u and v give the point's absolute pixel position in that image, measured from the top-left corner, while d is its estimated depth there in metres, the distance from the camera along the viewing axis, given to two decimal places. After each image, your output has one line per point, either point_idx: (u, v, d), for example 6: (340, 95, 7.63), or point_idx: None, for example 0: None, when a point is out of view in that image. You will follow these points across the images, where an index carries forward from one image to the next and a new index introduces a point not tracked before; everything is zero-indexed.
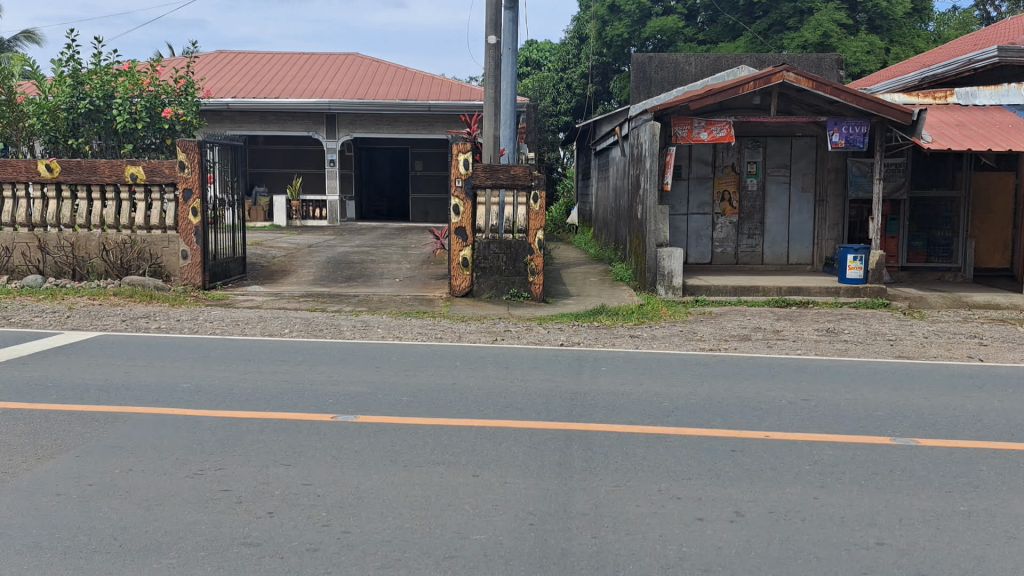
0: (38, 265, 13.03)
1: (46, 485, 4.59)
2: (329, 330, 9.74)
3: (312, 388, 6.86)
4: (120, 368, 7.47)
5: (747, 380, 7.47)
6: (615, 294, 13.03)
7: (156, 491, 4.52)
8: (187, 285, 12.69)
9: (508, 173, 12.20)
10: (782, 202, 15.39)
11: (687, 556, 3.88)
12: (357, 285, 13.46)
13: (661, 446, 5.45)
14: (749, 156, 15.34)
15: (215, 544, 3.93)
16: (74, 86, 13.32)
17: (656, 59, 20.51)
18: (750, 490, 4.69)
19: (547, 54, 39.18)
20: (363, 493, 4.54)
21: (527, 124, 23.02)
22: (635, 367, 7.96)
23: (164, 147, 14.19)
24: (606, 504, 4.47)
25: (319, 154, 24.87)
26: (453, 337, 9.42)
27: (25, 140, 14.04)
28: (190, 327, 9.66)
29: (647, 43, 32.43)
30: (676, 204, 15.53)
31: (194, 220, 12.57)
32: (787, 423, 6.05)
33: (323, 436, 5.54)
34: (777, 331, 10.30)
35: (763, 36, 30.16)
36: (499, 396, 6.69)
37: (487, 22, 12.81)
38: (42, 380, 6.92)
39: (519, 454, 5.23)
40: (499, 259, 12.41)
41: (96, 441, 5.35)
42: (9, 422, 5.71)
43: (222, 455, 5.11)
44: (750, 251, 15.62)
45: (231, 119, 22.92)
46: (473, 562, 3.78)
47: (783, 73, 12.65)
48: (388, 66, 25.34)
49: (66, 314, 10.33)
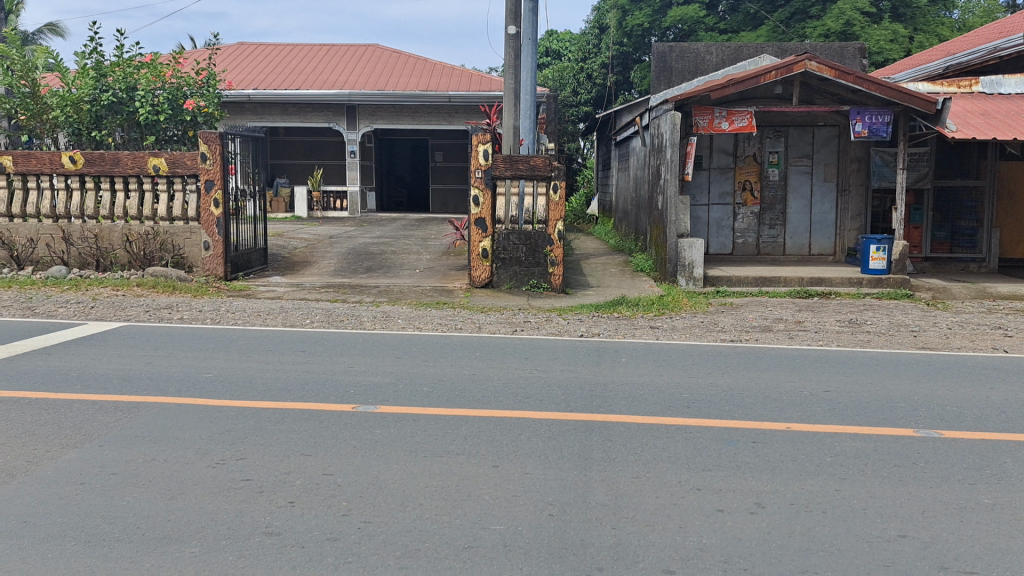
0: (63, 256, 13.13)
1: (68, 474, 4.64)
2: (349, 321, 9.78)
3: (333, 378, 6.90)
4: (143, 359, 7.53)
5: (768, 371, 7.44)
6: (635, 285, 13.00)
7: (177, 481, 4.55)
8: (209, 276, 12.78)
9: (528, 163, 12.15)
10: (804, 192, 15.29)
11: (707, 547, 3.87)
12: (377, 276, 13.50)
13: (682, 437, 5.43)
14: (770, 146, 15.23)
15: (236, 533, 3.95)
16: (97, 79, 13.50)
17: (677, 49, 20.41)
18: (771, 482, 4.67)
19: (567, 43, 39.11)
20: (384, 483, 4.56)
21: (547, 115, 22.99)
22: (655, 357, 7.95)
23: (185, 139, 14.18)
24: (625, 495, 4.46)
25: (339, 144, 24.90)
26: (473, 328, 9.43)
27: (49, 133, 14.04)
28: (213, 318, 9.73)
29: (668, 32, 32.16)
30: (697, 194, 15.46)
31: (216, 211, 12.67)
32: (808, 415, 6.02)
33: (344, 426, 5.57)
34: (799, 322, 10.24)
35: (785, 25, 29.99)
36: (518, 387, 6.69)
37: (506, 12, 12.87)
38: (67, 371, 6.99)
39: (538, 445, 5.23)
40: (518, 250, 12.39)
41: (119, 431, 5.40)
42: (34, 412, 5.77)
43: (243, 445, 5.15)
44: (771, 242, 15.53)
45: (253, 111, 23.06)
46: (492, 553, 3.79)
47: (805, 62, 12.54)
48: (408, 57, 25.37)
49: (90, 304, 10.41)
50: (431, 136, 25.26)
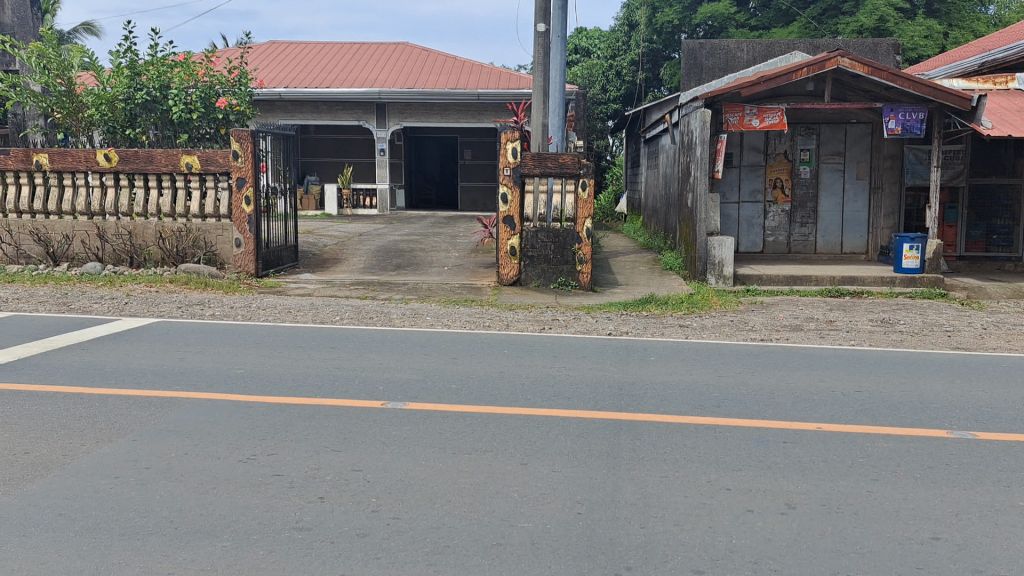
0: (97, 253, 13.32)
1: (103, 468, 4.70)
2: (378, 318, 9.83)
3: (362, 374, 6.94)
4: (176, 354, 7.61)
5: (799, 370, 7.38)
6: (664, 283, 12.94)
7: (210, 475, 4.60)
8: (241, 272, 12.89)
9: (557, 161, 12.16)
10: (836, 189, 15.15)
11: (737, 548, 3.85)
12: (406, 273, 13.55)
13: (712, 437, 5.41)
14: (802, 143, 15.10)
15: (267, 527, 3.99)
16: (132, 77, 13.62)
17: (707, 46, 20.27)
18: (802, 482, 4.64)
19: (596, 41, 39.02)
20: (412, 480, 4.58)
21: (576, 112, 22.94)
22: (684, 356, 7.92)
23: (217, 137, 14.37)
24: (655, 494, 4.44)
25: (369, 142, 25.03)
26: (501, 325, 9.44)
27: (85, 131, 14.24)
28: (244, 315, 9.81)
29: (698, 29, 32.19)
30: (727, 191, 15.36)
31: (247, 209, 12.78)
32: (839, 415, 5.96)
33: (375, 422, 5.60)
34: (830, 321, 10.14)
35: (817, 21, 29.72)
36: (547, 385, 6.69)
37: (536, 9, 12.78)
38: (101, 366, 7.09)
39: (567, 443, 5.22)
40: (547, 248, 12.39)
41: (154, 425, 5.47)
42: (70, 406, 5.86)
43: (274, 441, 5.19)
44: (802, 240, 15.41)
45: (284, 109, 23.22)
46: (521, 551, 3.79)
47: (837, 59, 12.39)
48: (438, 55, 25.41)
49: (124, 300, 10.54)
50: (460, 134, 25.29)
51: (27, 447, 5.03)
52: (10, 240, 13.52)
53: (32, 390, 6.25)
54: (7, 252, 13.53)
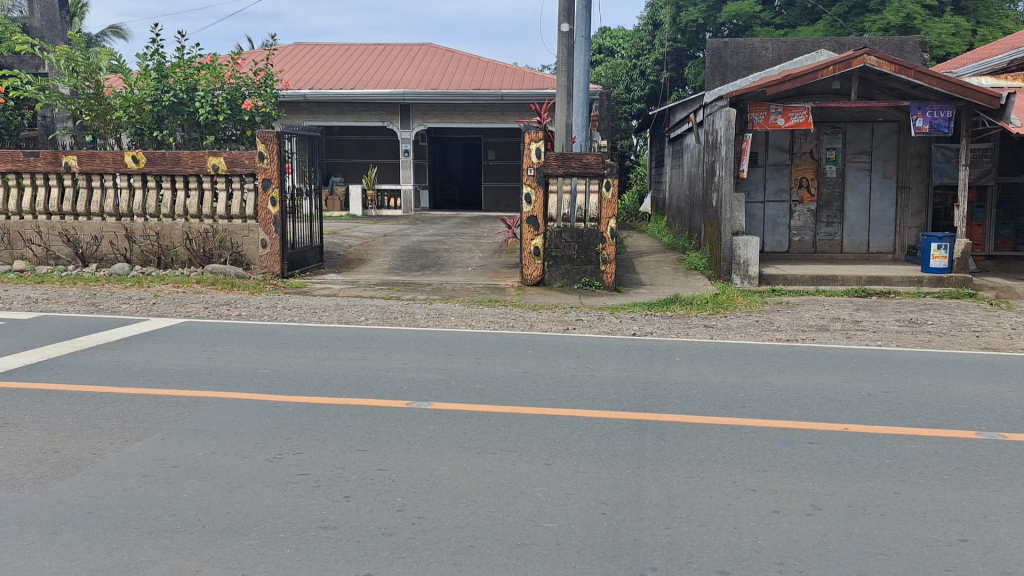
0: (126, 253, 13.45)
1: (132, 467, 4.76)
2: (403, 318, 9.87)
3: (386, 374, 6.98)
4: (202, 354, 7.68)
5: (824, 371, 7.34)
6: (688, 284, 12.89)
7: (237, 474, 4.64)
8: (266, 273, 12.99)
9: (581, 161, 12.15)
10: (862, 189, 15.03)
11: (762, 549, 3.83)
12: (430, 274, 13.58)
13: (736, 437, 5.39)
14: (828, 142, 15.00)
15: (293, 526, 4.01)
16: (159, 80, 13.80)
17: (731, 44, 20.15)
18: (828, 483, 4.61)
19: (620, 41, 38.96)
20: (437, 479, 4.60)
21: (600, 112, 22.91)
22: (709, 356, 7.88)
23: (244, 138, 14.44)
24: (679, 494, 4.44)
25: (393, 143, 25.11)
26: (525, 326, 9.44)
27: (113, 133, 14.41)
28: (270, 315, 9.88)
29: (723, 27, 31.99)
30: (753, 191, 15.28)
31: (273, 210, 12.88)
32: (865, 415, 5.92)
33: (401, 421, 5.64)
34: (857, 322, 10.06)
35: (843, 19, 29.46)
36: (571, 385, 6.68)
37: (560, 9, 12.73)
38: (130, 365, 7.17)
39: (591, 444, 5.22)
40: (570, 248, 12.38)
41: (181, 425, 5.52)
42: (98, 405, 5.92)
43: (300, 439, 5.24)
44: (828, 240, 15.29)
45: (308, 111, 23.34)
46: (545, 550, 3.80)
47: (864, 57, 12.27)
48: (462, 56, 25.43)
49: (152, 301, 10.64)
50: (484, 134, 25.33)
51: (57, 445, 5.09)
52: (39, 241, 13.66)
53: (62, 390, 6.32)
54: (37, 253, 13.67)
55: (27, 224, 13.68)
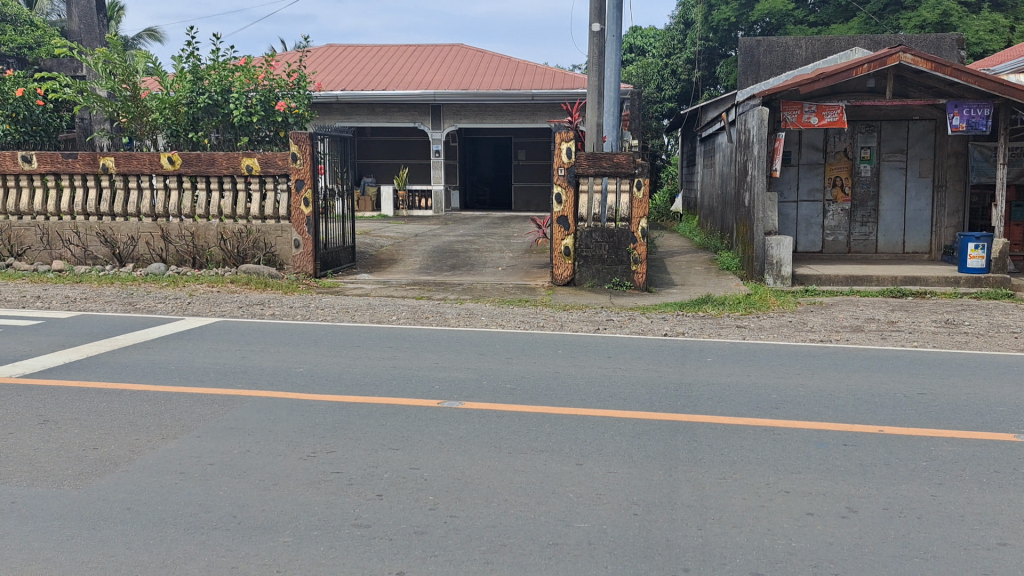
0: (161, 254, 13.61)
1: (169, 464, 4.82)
2: (434, 317, 9.91)
3: (418, 373, 7.02)
4: (237, 353, 7.75)
5: (858, 372, 7.28)
6: (720, 284, 12.83)
7: (271, 472, 4.69)
8: (299, 273, 13.10)
9: (612, 160, 12.12)
10: (897, 188, 14.85)
11: (798, 551, 3.80)
12: (462, 274, 13.61)
13: (770, 438, 5.36)
14: (862, 141, 14.85)
15: (327, 524, 4.04)
16: (194, 82, 13.89)
17: (764, 43, 20.07)
18: (863, 486, 4.56)
19: (651, 40, 38.86)
20: (468, 478, 4.62)
21: (631, 111, 22.84)
22: (741, 357, 7.83)
23: (277, 139, 14.58)
24: (712, 495, 4.42)
25: (424, 143, 25.20)
26: (555, 326, 9.44)
27: (148, 134, 14.60)
28: (303, 314, 9.96)
29: (755, 26, 31.97)
30: (786, 190, 15.17)
31: (306, 211, 12.99)
32: (901, 417, 5.86)
33: (432, 420, 5.67)
34: (892, 322, 9.96)
35: (878, 16, 29.14)
36: (603, 386, 6.66)
37: (590, 9, 12.68)
38: (166, 364, 7.25)
39: (623, 444, 5.21)
40: (601, 248, 12.36)
41: (216, 423, 5.58)
42: (135, 403, 6.01)
43: (333, 438, 5.27)
44: (863, 240, 15.15)
45: (340, 111, 23.49)
46: (577, 550, 3.80)
47: (899, 55, 12.13)
48: (493, 57, 25.46)
49: (187, 300, 10.75)
50: (514, 134, 25.34)
51: (96, 442, 5.17)
52: (77, 241, 13.87)
53: (101, 388, 6.42)
54: (75, 253, 13.88)
55: (65, 224, 13.89)
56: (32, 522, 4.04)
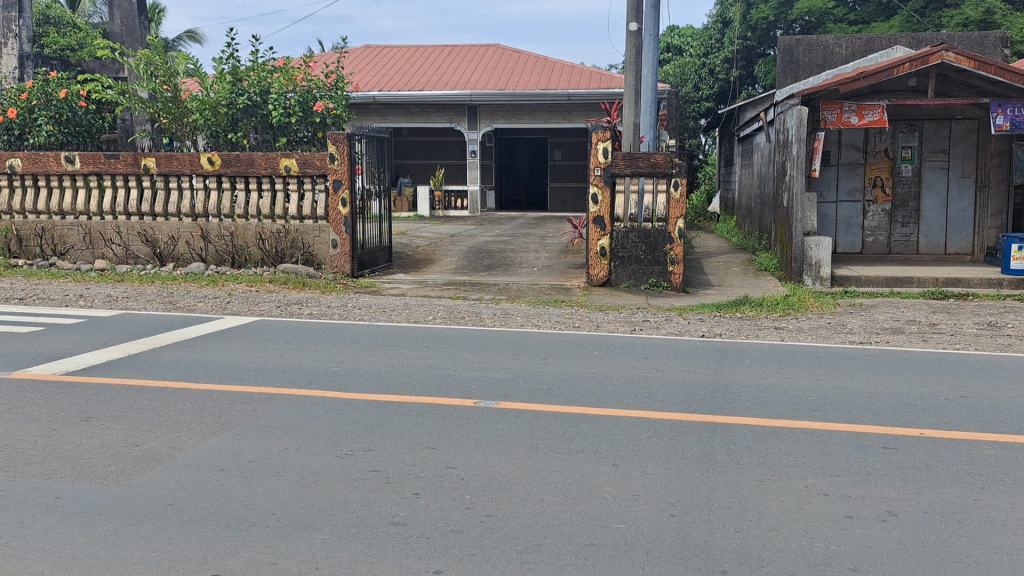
0: (201, 253, 13.78)
1: (209, 460, 4.88)
2: (470, 317, 9.93)
3: (455, 372, 7.05)
4: (276, 352, 7.83)
5: (897, 373, 7.19)
6: (758, 284, 12.78)
7: (310, 469, 4.73)
8: (337, 273, 13.20)
9: (649, 160, 12.07)
10: (939, 188, 14.63)
11: (836, 554, 3.76)
12: (497, 274, 13.63)
13: (809, 441, 5.30)
14: (903, 140, 14.65)
15: (365, 522, 4.07)
16: (233, 83, 14.06)
17: (803, 42, 19.85)
18: (904, 489, 4.50)
19: (689, 39, 38.59)
20: (505, 477, 4.62)
21: (668, 111, 22.70)
22: (778, 359, 7.75)
23: (315, 140, 14.67)
24: (749, 497, 4.38)
25: (460, 144, 25.30)
26: (591, 326, 9.43)
27: (189, 135, 14.81)
28: (340, 313, 10.06)
29: (794, 25, 31.67)
30: (825, 190, 15.02)
31: (343, 211, 13.09)
32: (944, 420, 5.77)
33: (469, 420, 5.69)
34: (933, 324, 9.82)
35: (920, 14, 28.75)
36: (638, 386, 6.65)
37: (628, 8, 12.62)
38: (206, 362, 7.34)
39: (659, 445, 5.19)
40: (637, 248, 12.30)
41: (255, 420, 5.64)
42: (176, 401, 6.10)
43: (370, 436, 5.31)
44: (903, 241, 14.95)
45: (377, 112, 23.61)
46: (613, 551, 3.78)
47: (942, 53, 11.93)
48: (529, 57, 25.45)
49: (226, 299, 10.90)
50: (550, 134, 25.34)
51: (139, 439, 5.25)
52: (119, 241, 14.08)
53: (144, 385, 6.52)
54: (117, 252, 14.08)
55: (107, 224, 14.11)
56: (77, 518, 4.10)
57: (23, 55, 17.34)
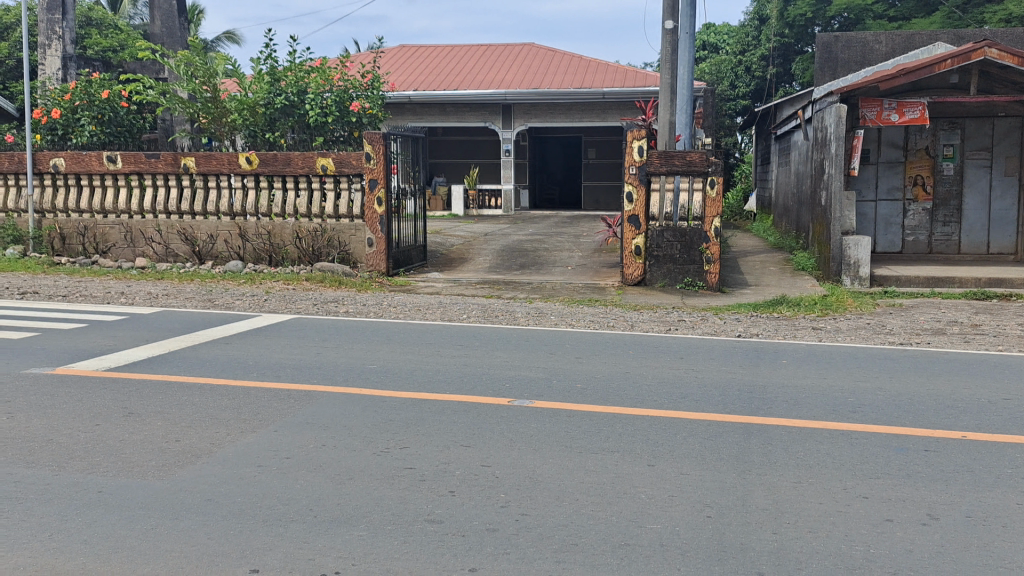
0: (239, 251, 13.95)
1: (248, 456, 4.94)
2: (503, 317, 9.92)
3: (490, 371, 7.06)
4: (312, 349, 7.90)
5: (937, 375, 7.08)
6: (794, 284, 12.66)
7: (346, 466, 4.76)
8: (372, 272, 13.27)
9: (684, 159, 12.03)
10: (982, 186, 14.43)
11: (875, 557, 3.72)
12: (530, 273, 13.63)
13: (848, 443, 5.24)
14: (944, 139, 14.44)
15: (400, 519, 4.09)
16: (271, 83, 14.27)
17: (842, 38, 19.59)
18: (945, 492, 4.43)
19: (726, 36, 38.06)
20: (540, 476, 4.62)
21: (704, 109, 22.56)
22: (817, 360, 7.66)
23: (351, 139, 14.70)
24: (787, 499, 4.34)
25: (494, 143, 25.32)
26: (626, 325, 9.39)
27: (227, 135, 14.97)
28: (376, 312, 10.12)
29: (832, 22, 31.16)
30: (864, 189, 14.81)
31: (379, 210, 13.18)
32: (987, 423, 5.66)
33: (504, 418, 5.69)
34: (975, 325, 9.63)
35: (962, 10, 28.21)
36: (674, 386, 6.62)
37: (664, 6, 12.53)
38: (243, 359, 7.43)
39: (694, 445, 5.16)
40: (673, 247, 12.23)
41: (292, 417, 5.68)
42: (215, 397, 6.17)
43: (406, 434, 5.33)
44: (944, 240, 14.73)
45: (413, 111, 23.70)
46: (648, 552, 3.76)
47: (984, 49, 11.82)
48: (565, 56, 25.34)
49: (264, 297, 11.00)
50: (585, 133, 25.31)
51: (179, 435, 5.32)
52: (159, 239, 14.27)
53: (183, 382, 6.62)
54: (157, 250, 14.28)
55: (148, 222, 14.30)
56: (119, 511, 4.17)
57: (66, 57, 17.58)
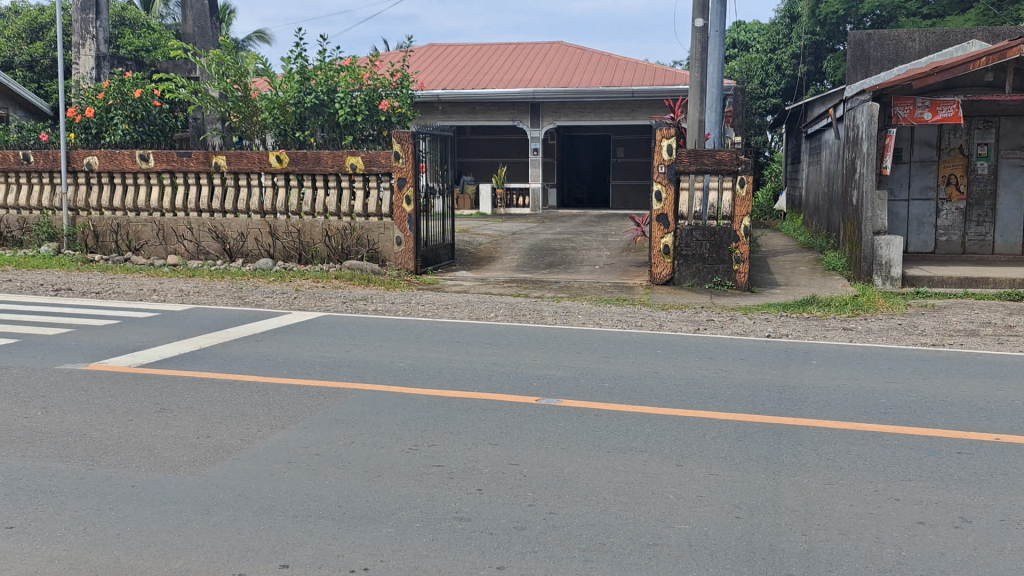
0: (269, 249, 14.07)
1: (278, 452, 4.98)
2: (531, 315, 9.91)
3: (518, 370, 7.06)
4: (342, 347, 7.94)
5: (970, 377, 6.98)
6: (825, 284, 12.55)
7: (374, 464, 4.77)
8: (401, 270, 13.32)
9: (714, 157, 11.97)
10: (1017, 186, 14.25)
11: (907, 560, 3.68)
12: (559, 272, 13.61)
13: (880, 445, 5.19)
14: (979, 138, 14.25)
15: (429, 516, 4.10)
16: (301, 83, 14.38)
17: (875, 36, 19.39)
18: (979, 495, 4.38)
19: (756, 33, 37.84)
20: (568, 476, 4.62)
21: (734, 108, 22.43)
22: (848, 360, 7.59)
23: (381, 138, 14.66)
24: (817, 501, 4.31)
25: (523, 142, 25.31)
26: (654, 325, 9.35)
27: (258, 134, 15.08)
28: (405, 310, 10.15)
29: (865, 19, 30.84)
30: (896, 189, 14.68)
31: (408, 208, 13.20)
32: (1022, 426, 5.58)
33: (532, 417, 5.69)
34: (1009, 326, 9.50)
35: (997, 8, 27.72)
36: (702, 386, 6.58)
37: (693, 3, 12.48)
38: (274, 357, 7.48)
39: (724, 446, 5.13)
40: (702, 246, 12.16)
41: (322, 414, 5.72)
42: (245, 394, 6.22)
43: (435, 432, 5.35)
44: (978, 240, 14.54)
45: (441, 110, 23.76)
46: (677, 552, 3.75)
47: (1020, 46, 11.60)
48: (593, 55, 25.32)
49: (293, 295, 11.06)
50: (614, 132, 25.24)
51: (211, 431, 5.37)
52: (190, 237, 14.42)
53: (215, 378, 6.68)
54: (188, 248, 14.43)
55: (180, 220, 14.46)
56: (152, 505, 4.22)
57: (100, 57, 17.80)
